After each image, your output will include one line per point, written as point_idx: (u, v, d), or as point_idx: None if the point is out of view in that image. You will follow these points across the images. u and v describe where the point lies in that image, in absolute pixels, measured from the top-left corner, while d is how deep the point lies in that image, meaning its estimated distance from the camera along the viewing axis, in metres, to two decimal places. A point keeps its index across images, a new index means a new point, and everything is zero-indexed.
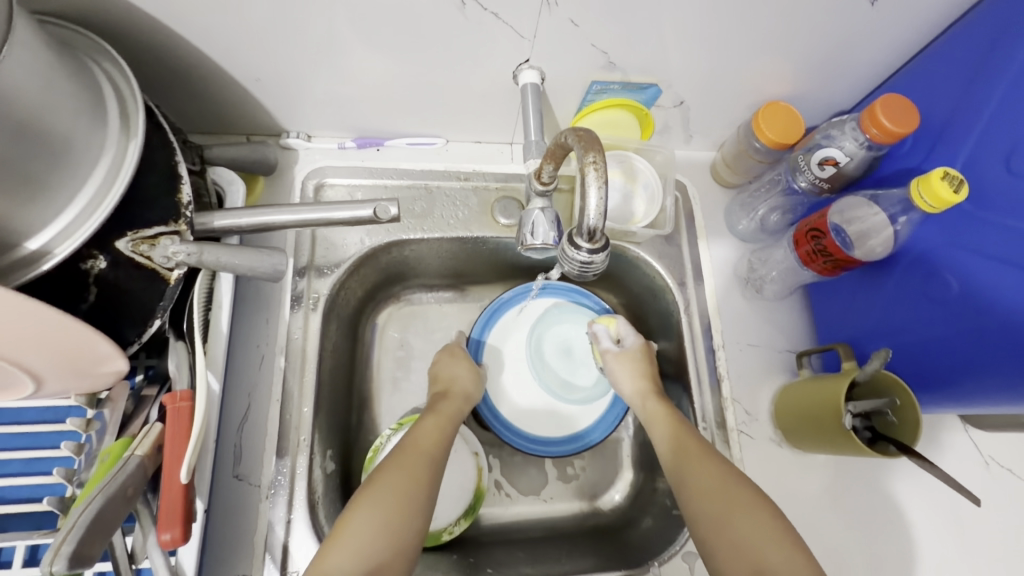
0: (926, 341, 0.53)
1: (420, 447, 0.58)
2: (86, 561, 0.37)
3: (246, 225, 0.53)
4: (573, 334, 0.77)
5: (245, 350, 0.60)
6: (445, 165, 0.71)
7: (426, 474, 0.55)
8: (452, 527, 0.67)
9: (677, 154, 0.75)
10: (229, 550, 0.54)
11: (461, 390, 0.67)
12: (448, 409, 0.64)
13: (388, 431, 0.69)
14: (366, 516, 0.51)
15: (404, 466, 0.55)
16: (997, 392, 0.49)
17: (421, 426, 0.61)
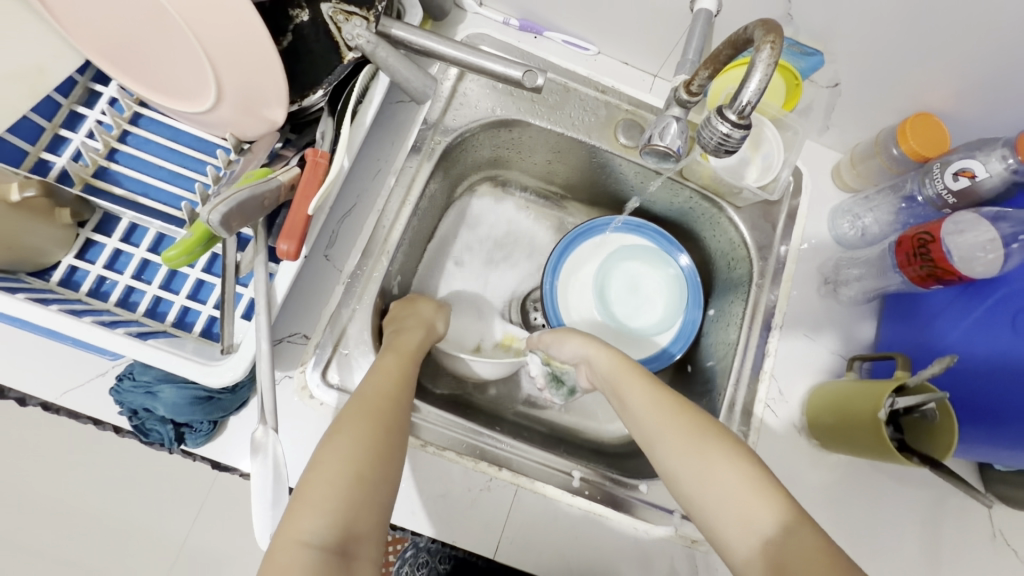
0: (989, 370, 0.54)
1: (380, 392, 0.53)
2: (228, 228, 0.44)
3: (415, 43, 0.59)
4: (643, 273, 0.79)
5: (366, 160, 0.67)
6: (589, 73, 0.74)
7: (388, 413, 0.51)
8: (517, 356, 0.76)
9: (807, 143, 0.76)
10: (299, 311, 0.62)
11: (419, 328, 0.64)
12: (402, 348, 0.59)
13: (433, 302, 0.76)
14: (328, 475, 0.44)
15: (363, 415, 0.50)
16: None
17: (376, 370, 0.56)
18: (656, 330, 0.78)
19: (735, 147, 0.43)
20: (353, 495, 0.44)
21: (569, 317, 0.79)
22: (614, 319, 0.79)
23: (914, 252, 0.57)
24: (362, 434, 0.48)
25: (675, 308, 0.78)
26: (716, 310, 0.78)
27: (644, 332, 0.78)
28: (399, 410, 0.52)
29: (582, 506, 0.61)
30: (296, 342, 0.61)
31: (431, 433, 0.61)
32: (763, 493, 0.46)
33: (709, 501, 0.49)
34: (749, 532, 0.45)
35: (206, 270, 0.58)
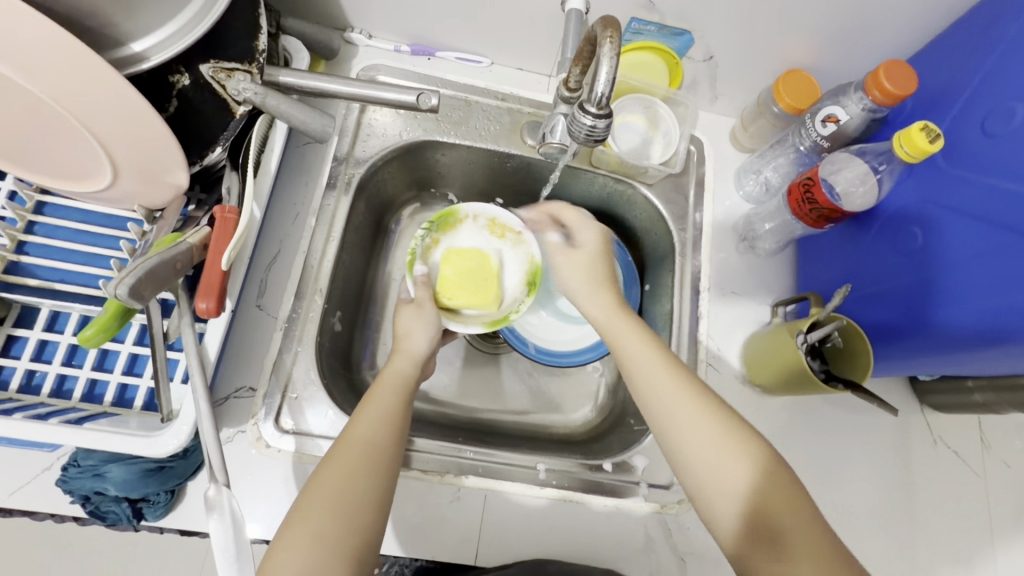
0: (874, 291, 0.60)
1: (355, 436, 0.52)
2: (141, 298, 0.45)
3: (305, 87, 0.61)
4: None
5: (282, 204, 0.68)
6: (487, 84, 0.77)
7: (371, 464, 0.51)
8: (519, 306, 0.72)
9: (701, 113, 0.81)
10: (242, 364, 0.62)
11: (407, 356, 0.63)
12: (387, 383, 0.59)
13: (421, 234, 0.73)
14: (304, 526, 0.46)
15: (341, 467, 0.50)
16: (941, 351, 0.53)
17: (363, 412, 0.55)
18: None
19: (604, 136, 0.46)
20: (325, 553, 0.46)
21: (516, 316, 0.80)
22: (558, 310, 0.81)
23: (802, 198, 0.61)
24: (338, 490, 0.49)
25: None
26: (652, 285, 0.81)
27: (588, 319, 0.80)
28: (385, 463, 0.52)
29: (550, 495, 0.63)
30: (243, 396, 0.61)
31: None
32: (749, 452, 0.50)
33: (702, 463, 0.50)
34: (723, 477, 0.49)
35: (137, 343, 0.58)
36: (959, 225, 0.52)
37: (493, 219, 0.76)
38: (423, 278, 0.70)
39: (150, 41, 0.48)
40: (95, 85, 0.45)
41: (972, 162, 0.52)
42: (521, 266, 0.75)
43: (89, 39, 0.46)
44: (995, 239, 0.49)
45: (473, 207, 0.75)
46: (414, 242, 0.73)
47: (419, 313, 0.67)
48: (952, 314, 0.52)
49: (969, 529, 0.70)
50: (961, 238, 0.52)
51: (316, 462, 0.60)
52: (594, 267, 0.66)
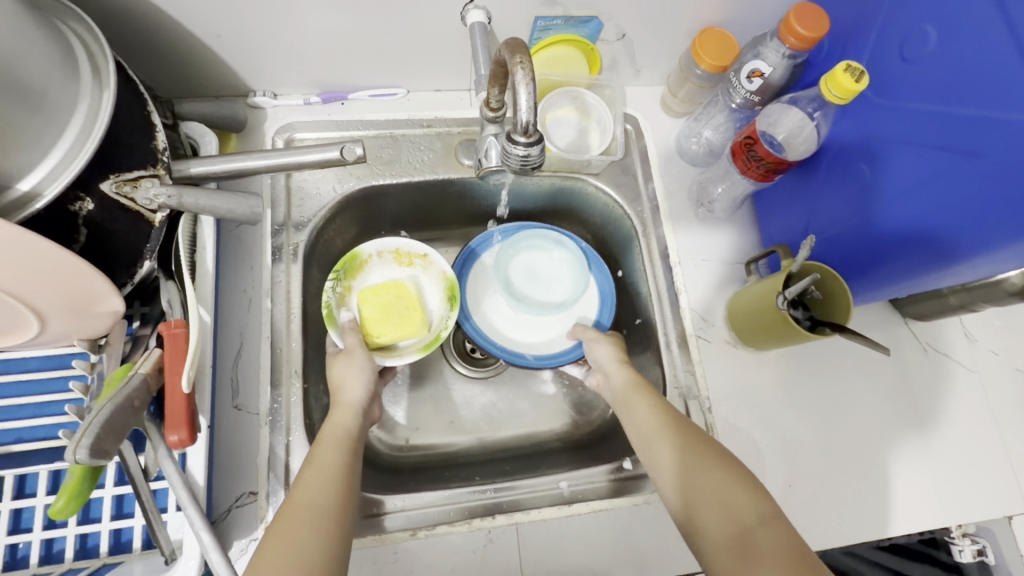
0: (834, 231, 0.60)
1: (299, 499, 0.51)
2: (106, 454, 0.42)
3: (221, 171, 0.57)
4: (534, 259, 0.79)
5: (232, 293, 0.65)
6: (409, 114, 0.74)
7: (319, 524, 0.49)
8: (446, 323, 0.72)
9: (629, 89, 0.80)
10: (236, 471, 0.59)
11: (348, 403, 0.62)
12: (330, 437, 0.57)
13: (331, 283, 0.71)
14: None
15: (283, 536, 0.48)
16: (909, 274, 0.55)
17: (308, 470, 0.54)
18: (577, 293, 0.78)
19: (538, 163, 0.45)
20: None
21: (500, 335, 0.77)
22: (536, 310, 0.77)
23: (747, 157, 0.61)
24: (285, 553, 0.47)
25: (578, 269, 0.78)
26: (624, 270, 0.81)
27: (568, 306, 0.78)
28: (333, 523, 0.50)
29: (580, 511, 0.62)
30: (246, 503, 0.58)
31: (415, 518, 0.61)
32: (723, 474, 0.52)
33: (680, 490, 0.53)
34: (700, 498, 0.52)
35: (118, 484, 0.55)
36: (898, 155, 0.52)
37: (395, 250, 0.75)
38: (349, 324, 0.68)
39: (37, 176, 0.44)
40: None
41: (897, 90, 0.52)
42: (436, 283, 0.75)
43: None
44: (937, 161, 0.49)
45: (374, 245, 0.73)
46: (327, 293, 0.70)
47: (350, 360, 0.65)
48: (902, 233, 0.53)
49: (975, 424, 0.72)
50: (901, 167, 0.52)
51: None
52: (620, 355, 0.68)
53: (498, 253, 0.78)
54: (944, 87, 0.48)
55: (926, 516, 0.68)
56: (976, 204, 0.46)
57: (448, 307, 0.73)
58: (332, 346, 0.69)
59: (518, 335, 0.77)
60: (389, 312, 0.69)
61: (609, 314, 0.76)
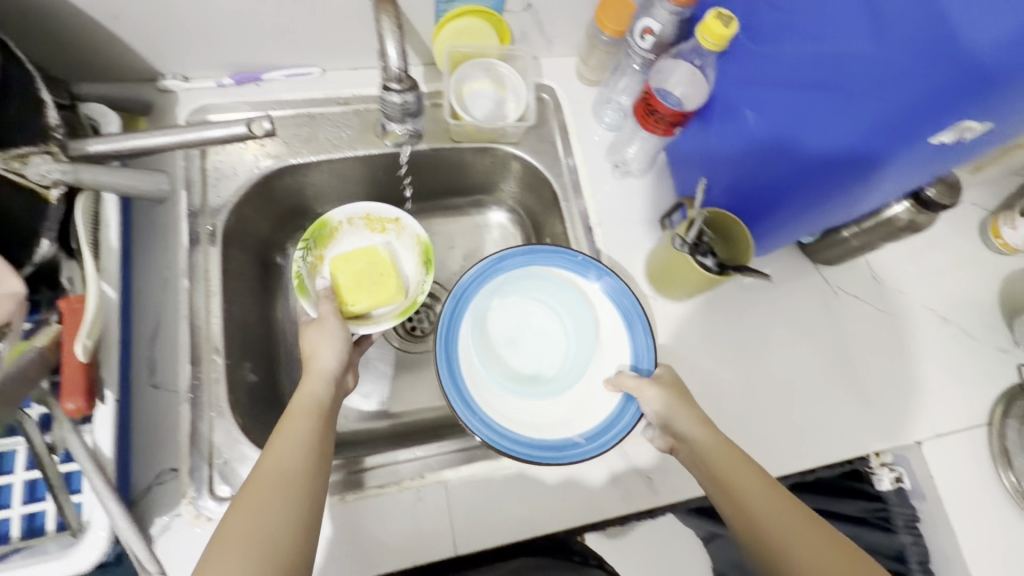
0: (732, 176, 0.64)
1: (260, 476, 0.51)
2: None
3: (123, 149, 0.57)
4: (516, 324, 0.72)
5: (149, 275, 0.64)
6: (325, 93, 0.75)
7: (274, 497, 0.49)
8: (423, 287, 0.74)
9: (544, 61, 0.82)
10: (157, 448, 0.59)
11: (317, 377, 0.62)
12: (299, 408, 0.58)
13: (298, 253, 0.73)
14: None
15: (244, 533, 0.47)
16: (801, 210, 0.59)
17: (268, 449, 0.53)
18: (595, 341, 0.70)
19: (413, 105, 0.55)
20: None
21: (519, 425, 0.65)
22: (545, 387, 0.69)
23: (648, 116, 0.64)
24: (248, 529, 0.47)
25: (593, 309, 0.70)
26: (552, 237, 0.83)
27: (582, 363, 0.69)
28: (302, 493, 0.51)
29: (510, 465, 0.65)
30: (167, 480, 0.58)
31: (344, 483, 0.62)
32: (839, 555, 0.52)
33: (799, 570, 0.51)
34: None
35: (30, 468, 0.54)
36: (776, 96, 0.55)
37: (366, 215, 0.77)
38: (324, 292, 0.70)
39: None
40: None
41: (768, 34, 0.54)
42: (408, 249, 0.77)
43: None
44: (806, 101, 0.52)
45: (342, 212, 0.75)
46: (297, 262, 0.72)
47: (322, 328, 0.67)
48: (788, 172, 0.57)
49: (885, 359, 0.77)
50: (779, 107, 0.55)
51: None
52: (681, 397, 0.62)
53: (479, 303, 0.70)
54: (807, 26, 0.50)
55: (843, 447, 0.72)
56: (846, 137, 0.49)
57: (424, 271, 0.75)
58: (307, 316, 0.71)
59: (543, 412, 0.66)
60: (363, 280, 0.71)
61: (649, 339, 0.66)
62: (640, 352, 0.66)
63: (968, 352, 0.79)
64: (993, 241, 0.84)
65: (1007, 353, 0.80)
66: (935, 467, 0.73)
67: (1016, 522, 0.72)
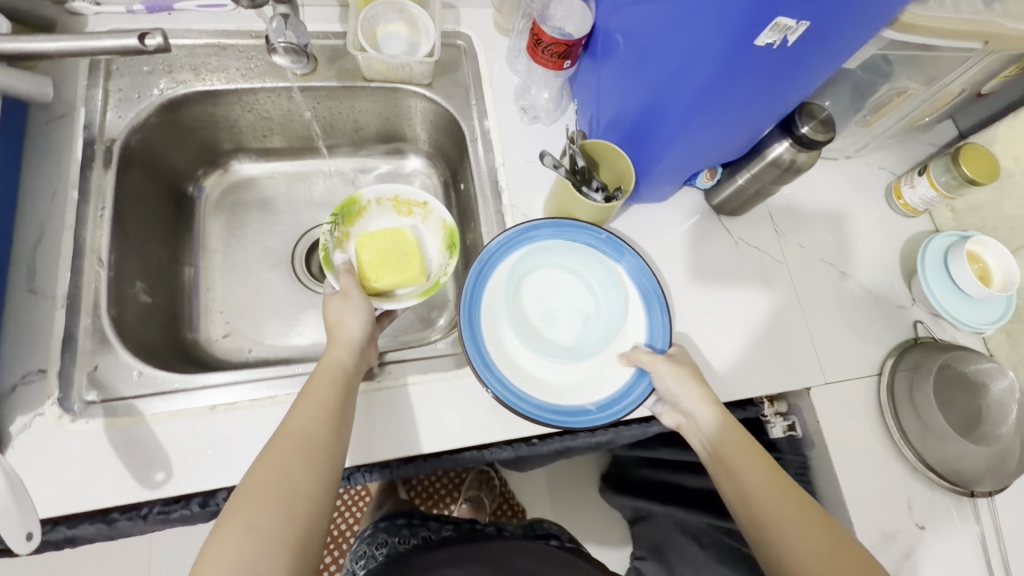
0: (616, 110, 0.66)
1: (287, 430, 0.55)
2: None
3: (7, 50, 0.58)
4: (561, 279, 0.70)
5: (38, 187, 0.65)
6: (238, 25, 0.76)
7: (303, 452, 0.54)
8: (446, 269, 0.78)
9: (463, 10, 0.84)
10: (26, 349, 0.58)
11: (347, 342, 0.64)
12: (325, 373, 0.60)
13: (327, 228, 0.78)
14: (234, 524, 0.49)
15: (271, 484, 0.52)
16: (671, 139, 0.62)
17: (300, 411, 0.57)
18: (619, 313, 0.68)
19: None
20: (255, 546, 0.48)
21: (539, 389, 0.64)
22: (564, 351, 0.66)
23: (539, 47, 0.65)
24: (271, 482, 0.52)
25: (615, 283, 0.69)
26: (465, 183, 0.85)
27: (608, 334, 0.67)
28: (323, 454, 0.55)
29: (387, 385, 0.66)
30: (33, 380, 0.57)
31: (216, 395, 0.60)
32: (811, 515, 0.56)
33: (768, 522, 0.56)
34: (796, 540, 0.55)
35: None
36: (639, 14, 0.56)
37: (394, 197, 0.83)
38: (345, 266, 0.73)
39: None
40: None
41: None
42: (438, 232, 0.81)
43: None
44: (660, 23, 0.54)
45: (374, 191, 0.81)
46: (325, 235, 0.77)
47: (346, 300, 0.69)
48: (654, 98, 0.59)
49: (780, 308, 0.78)
50: (641, 27, 0.57)
51: (132, 423, 0.58)
52: (693, 376, 0.63)
53: (507, 264, 0.68)
54: None
55: (730, 388, 0.72)
56: (692, 55, 0.51)
57: (447, 255, 0.79)
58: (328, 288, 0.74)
59: (564, 381, 0.65)
60: (387, 258, 0.75)
61: (666, 317, 0.66)
62: (655, 328, 0.66)
63: (863, 306, 0.80)
64: (896, 203, 0.85)
65: (903, 310, 0.81)
66: (824, 414, 0.74)
67: (899, 469, 0.73)
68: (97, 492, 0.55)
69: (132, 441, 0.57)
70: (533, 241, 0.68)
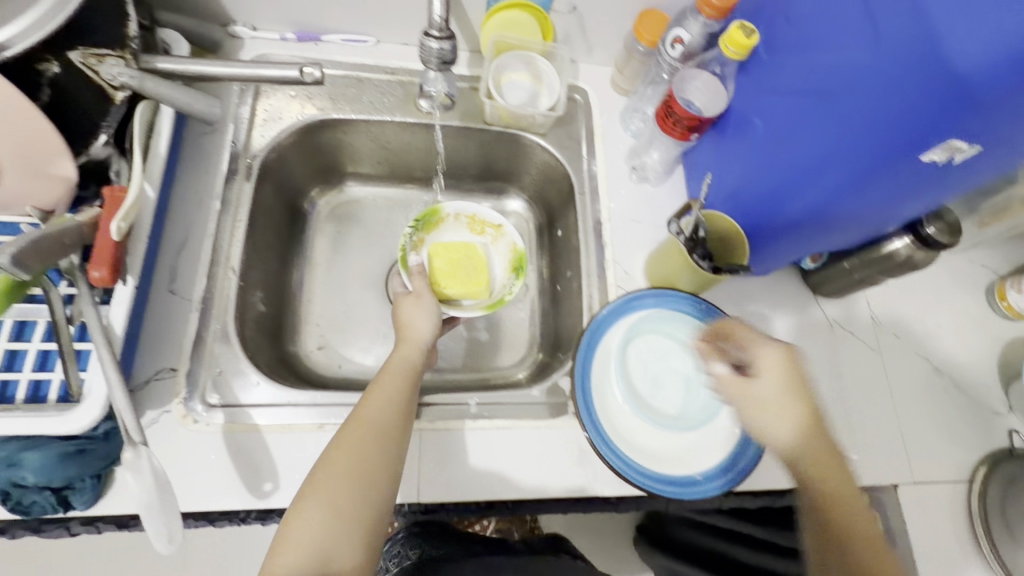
0: (740, 187, 0.67)
1: (363, 421, 0.58)
2: (26, 266, 0.45)
3: (188, 73, 0.63)
4: (665, 343, 0.69)
5: (186, 195, 0.70)
6: (375, 61, 0.81)
7: (374, 442, 0.56)
8: (512, 289, 0.79)
9: (582, 65, 0.87)
10: (160, 347, 0.62)
11: (414, 345, 0.68)
12: (396, 369, 0.64)
13: (409, 232, 0.80)
14: (315, 506, 0.52)
15: (352, 457, 0.55)
16: (800, 224, 0.62)
17: (374, 400, 0.60)
18: (722, 382, 0.68)
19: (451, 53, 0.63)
20: (332, 527, 0.51)
21: (649, 459, 0.64)
22: (668, 420, 0.66)
23: (668, 116, 0.67)
24: (349, 471, 0.54)
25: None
26: (563, 230, 0.86)
27: (710, 405, 0.67)
28: (390, 446, 0.57)
29: (482, 425, 0.66)
30: (164, 378, 0.61)
31: (325, 414, 0.63)
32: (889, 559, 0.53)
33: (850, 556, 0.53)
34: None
35: (45, 340, 0.58)
36: (788, 103, 0.57)
37: (471, 216, 0.85)
38: (418, 267, 0.76)
39: (11, 31, 0.49)
40: None
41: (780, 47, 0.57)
42: (507, 253, 0.83)
43: None
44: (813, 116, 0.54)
45: (454, 207, 0.84)
46: (404, 238, 0.80)
47: (419, 302, 0.72)
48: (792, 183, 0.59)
49: (870, 398, 0.77)
50: (787, 114, 0.57)
51: (248, 430, 0.61)
52: (795, 379, 0.56)
53: (615, 333, 0.68)
54: (816, 40, 0.52)
55: None
56: (846, 151, 0.51)
57: (514, 277, 0.81)
58: (398, 288, 0.77)
59: (673, 449, 0.65)
60: (457, 268, 0.78)
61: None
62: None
63: (959, 407, 0.78)
64: (998, 304, 0.84)
65: (1000, 416, 0.79)
66: (910, 515, 0.72)
67: None
68: (210, 496, 0.58)
69: (246, 450, 0.60)
70: (639, 310, 0.70)
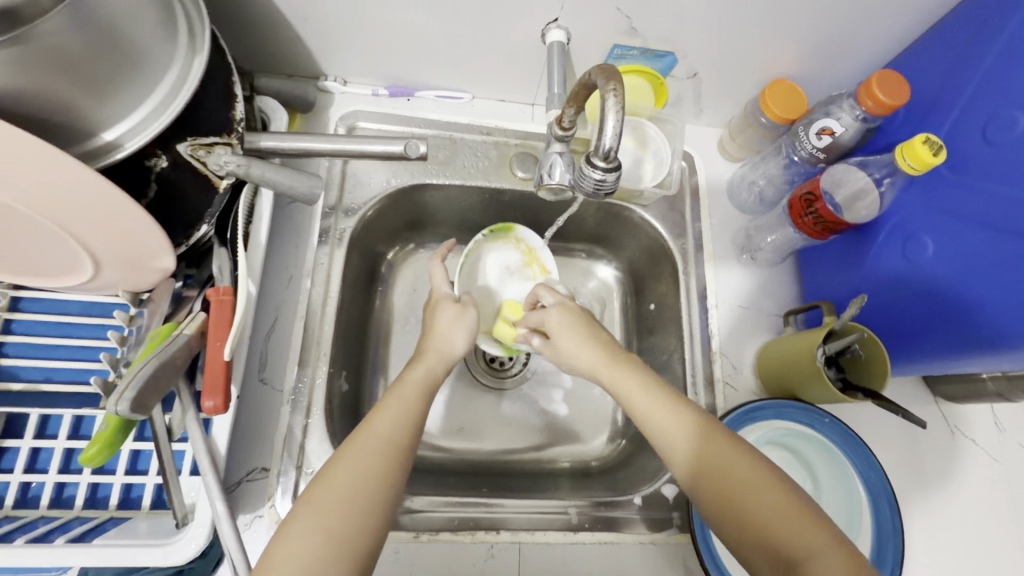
0: (881, 299, 0.62)
1: (376, 428, 0.51)
2: (145, 409, 0.42)
3: (288, 149, 0.58)
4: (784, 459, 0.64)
5: (275, 269, 0.65)
6: (470, 120, 0.75)
7: (387, 452, 0.49)
8: (519, 351, 0.72)
9: (688, 127, 0.80)
10: (252, 444, 0.59)
11: (436, 354, 0.61)
12: (415, 378, 0.58)
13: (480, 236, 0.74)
14: (316, 521, 0.44)
15: (357, 462, 0.48)
16: (944, 352, 0.57)
17: (390, 404, 0.54)
18: (849, 509, 0.62)
19: (611, 187, 0.50)
20: (337, 550, 0.43)
21: None
22: None
23: (805, 212, 0.63)
24: (352, 487, 0.46)
25: (844, 476, 0.63)
26: (655, 304, 0.80)
27: None
28: (399, 458, 0.50)
29: (583, 538, 0.62)
30: (257, 478, 0.58)
31: (421, 521, 0.61)
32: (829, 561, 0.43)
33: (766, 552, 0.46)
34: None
35: (138, 439, 0.55)
36: (977, 234, 0.54)
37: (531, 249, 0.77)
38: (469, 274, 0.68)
39: (122, 127, 0.45)
40: (70, 184, 0.42)
41: (977, 173, 0.54)
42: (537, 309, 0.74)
43: (51, 134, 0.43)
44: (1007, 246, 0.52)
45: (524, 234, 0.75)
46: (472, 243, 0.74)
47: (460, 314, 0.65)
48: (958, 303, 0.55)
49: (997, 516, 0.70)
50: (974, 239, 0.54)
51: None
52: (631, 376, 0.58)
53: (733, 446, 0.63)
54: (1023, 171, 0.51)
55: None
56: None
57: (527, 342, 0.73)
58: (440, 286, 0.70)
59: None
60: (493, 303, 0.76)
61: (899, 537, 0.59)
62: (886, 535, 0.60)
63: None
64: None
65: None
66: None
67: None
68: None
69: None
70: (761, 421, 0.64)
